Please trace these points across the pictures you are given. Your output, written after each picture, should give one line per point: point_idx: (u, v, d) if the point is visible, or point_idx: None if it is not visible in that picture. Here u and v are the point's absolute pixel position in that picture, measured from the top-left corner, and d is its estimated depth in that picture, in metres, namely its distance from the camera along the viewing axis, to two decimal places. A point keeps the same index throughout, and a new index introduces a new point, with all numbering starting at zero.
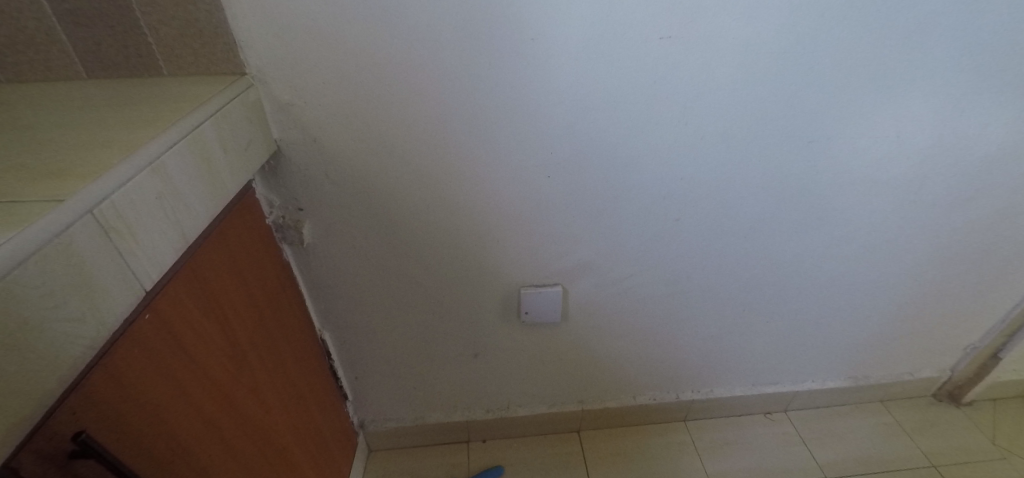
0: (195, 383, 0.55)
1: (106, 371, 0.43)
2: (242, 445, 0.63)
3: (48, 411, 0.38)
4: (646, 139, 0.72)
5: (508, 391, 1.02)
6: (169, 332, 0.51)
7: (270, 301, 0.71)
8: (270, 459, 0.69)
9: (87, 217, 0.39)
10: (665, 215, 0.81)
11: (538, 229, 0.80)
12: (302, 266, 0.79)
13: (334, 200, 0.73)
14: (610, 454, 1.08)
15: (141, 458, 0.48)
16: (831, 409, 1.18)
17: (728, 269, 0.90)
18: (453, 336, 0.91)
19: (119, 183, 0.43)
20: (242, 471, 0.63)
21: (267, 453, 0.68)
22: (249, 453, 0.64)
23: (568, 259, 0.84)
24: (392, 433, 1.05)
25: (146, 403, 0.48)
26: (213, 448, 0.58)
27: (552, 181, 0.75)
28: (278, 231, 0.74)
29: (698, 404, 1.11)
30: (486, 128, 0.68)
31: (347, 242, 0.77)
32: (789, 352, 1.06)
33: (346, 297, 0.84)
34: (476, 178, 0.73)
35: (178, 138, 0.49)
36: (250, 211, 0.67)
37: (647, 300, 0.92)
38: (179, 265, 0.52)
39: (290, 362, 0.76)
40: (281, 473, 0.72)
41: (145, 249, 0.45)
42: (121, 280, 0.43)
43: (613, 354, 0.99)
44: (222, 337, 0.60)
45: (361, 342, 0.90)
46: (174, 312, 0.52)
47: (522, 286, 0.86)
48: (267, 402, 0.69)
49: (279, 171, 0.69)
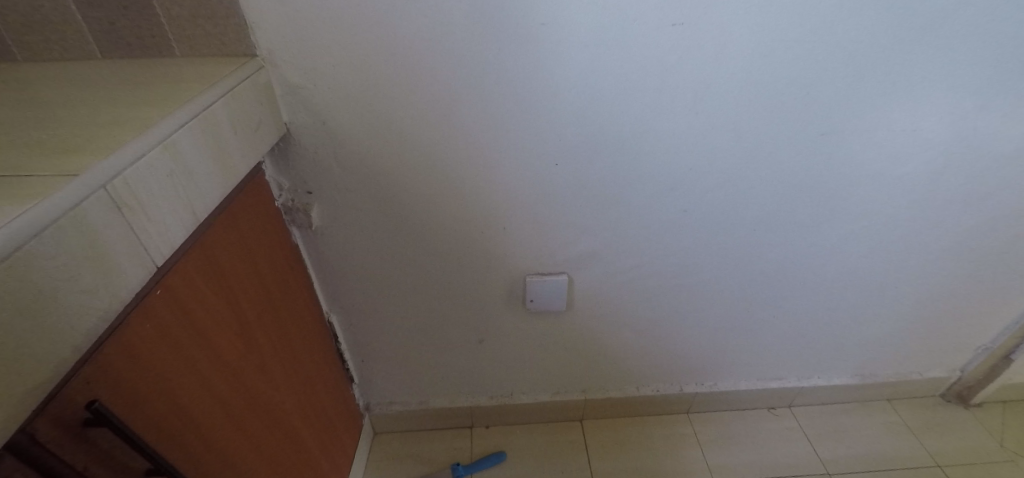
0: (205, 359, 0.56)
1: (119, 343, 0.45)
2: (250, 422, 0.64)
3: (63, 380, 0.40)
4: (656, 128, 0.72)
5: (512, 378, 1.03)
6: (180, 309, 0.52)
7: (279, 282, 0.72)
8: (278, 437, 0.71)
9: (101, 192, 0.40)
10: (672, 206, 0.80)
11: (545, 217, 0.80)
12: (310, 250, 0.80)
13: (343, 184, 0.73)
14: (612, 444, 1.08)
15: (153, 430, 0.49)
16: (836, 406, 1.17)
17: (735, 262, 0.89)
18: (458, 322, 0.92)
19: (132, 160, 0.43)
20: (251, 447, 0.64)
21: (275, 431, 0.70)
22: (257, 431, 0.66)
23: (575, 249, 0.85)
24: (396, 416, 1.06)
25: (158, 377, 0.49)
26: (223, 423, 0.59)
27: (560, 169, 0.75)
28: (287, 214, 0.75)
29: (701, 397, 1.11)
30: (495, 114, 0.68)
31: (355, 226, 0.78)
32: (795, 347, 1.06)
33: (353, 281, 0.85)
34: (484, 165, 0.73)
35: (189, 117, 0.50)
36: (259, 192, 0.68)
37: (653, 291, 0.92)
38: (190, 242, 0.53)
39: (298, 343, 0.77)
40: (289, 450, 0.74)
41: (156, 226, 0.46)
42: (133, 255, 0.44)
43: (617, 345, 1.00)
44: (232, 315, 0.61)
45: (367, 326, 0.91)
46: (186, 288, 0.53)
47: (528, 273, 0.87)
48: (275, 381, 0.70)
49: (289, 153, 0.70)
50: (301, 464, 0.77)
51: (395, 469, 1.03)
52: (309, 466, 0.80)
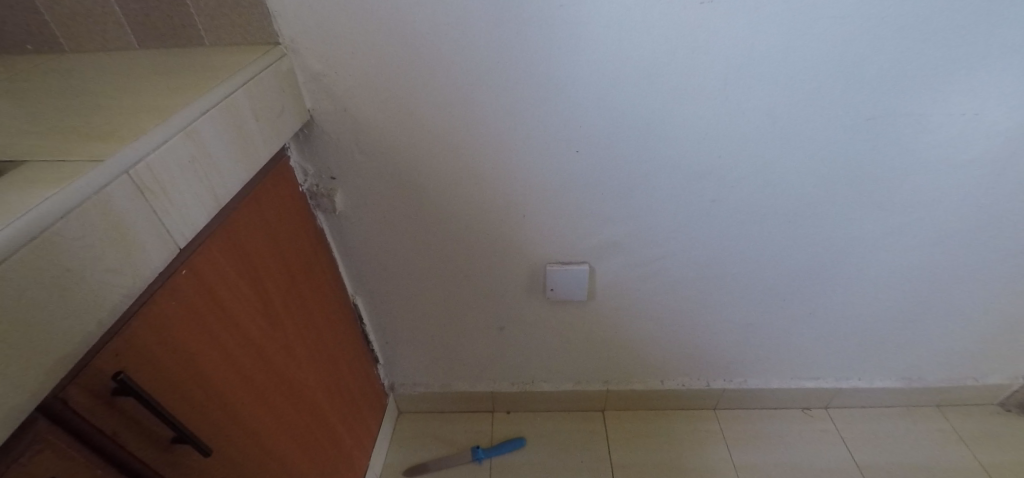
0: (228, 337, 0.59)
1: (145, 319, 0.48)
2: (274, 398, 0.67)
3: (93, 352, 0.43)
4: (682, 113, 0.69)
5: (532, 365, 1.03)
6: (205, 288, 0.55)
7: (303, 266, 0.75)
8: (302, 413, 0.73)
9: (124, 177, 0.43)
10: (699, 194, 0.77)
11: (566, 205, 0.79)
12: (335, 234, 0.83)
13: (365, 171, 0.75)
14: (633, 436, 1.06)
15: (179, 402, 0.52)
16: (878, 410, 1.10)
17: (767, 255, 0.85)
18: (479, 308, 0.92)
19: (153, 146, 0.45)
20: (274, 422, 0.67)
21: (298, 408, 0.73)
22: (281, 407, 0.68)
23: (597, 237, 0.83)
24: (420, 398, 1.08)
25: (182, 352, 0.52)
26: (247, 397, 0.62)
27: (581, 155, 0.73)
28: (312, 199, 0.77)
29: (730, 393, 1.07)
30: (515, 101, 0.68)
31: (377, 211, 0.79)
32: (833, 346, 1.00)
33: (378, 266, 0.86)
34: (505, 152, 0.72)
35: (211, 104, 0.52)
36: (284, 177, 0.70)
37: (678, 283, 0.89)
38: (214, 225, 0.56)
39: (322, 324, 0.80)
40: (313, 426, 0.77)
41: (178, 209, 0.48)
42: (153, 237, 0.46)
43: (641, 336, 0.98)
44: (256, 296, 0.64)
45: (390, 310, 0.93)
46: (210, 270, 0.55)
47: (549, 262, 0.86)
48: (299, 359, 0.73)
49: (313, 140, 0.72)
50: (325, 441, 0.80)
51: (417, 450, 1.05)
52: (333, 443, 0.83)
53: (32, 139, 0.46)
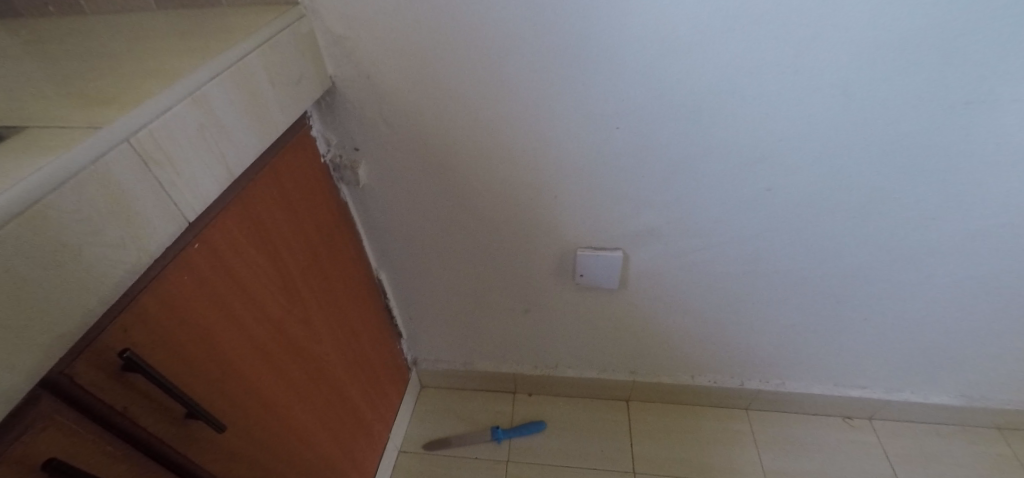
0: (245, 312, 0.56)
1: (156, 294, 0.45)
2: (293, 374, 0.65)
3: (98, 327, 0.40)
4: (739, 89, 0.60)
5: (557, 350, 0.97)
6: (219, 262, 0.52)
7: (325, 240, 0.72)
8: (322, 389, 0.71)
9: (124, 145, 0.40)
10: (751, 182, 0.70)
11: (600, 186, 0.73)
12: (359, 207, 0.79)
13: (389, 142, 0.70)
14: (658, 430, 1.01)
15: (191, 379, 0.50)
16: (930, 426, 1.01)
17: (821, 253, 0.77)
18: (504, 289, 0.88)
19: (156, 113, 0.43)
20: (294, 398, 0.65)
21: (319, 383, 0.71)
22: (302, 383, 0.66)
23: (632, 222, 0.77)
24: (442, 375, 1.04)
25: (195, 328, 0.50)
26: (264, 374, 0.60)
27: (621, 133, 0.66)
28: (335, 171, 0.74)
29: (765, 395, 1.01)
30: (549, 69, 0.61)
31: (402, 185, 0.75)
32: (884, 354, 0.92)
33: (402, 241, 0.83)
34: (537, 126, 0.66)
35: (221, 68, 0.48)
36: (305, 147, 0.66)
37: (718, 276, 0.83)
38: (229, 197, 0.53)
39: (344, 299, 0.77)
40: (334, 402, 0.75)
41: (185, 180, 0.46)
42: (159, 210, 0.44)
43: (673, 329, 0.92)
44: (274, 271, 0.61)
45: (414, 287, 0.90)
46: (225, 244, 0.52)
47: (579, 246, 0.81)
48: (320, 335, 0.71)
49: (335, 108, 0.67)
50: (347, 416, 0.78)
51: (436, 424, 1.02)
52: (355, 417, 0.81)
53: (37, 103, 0.44)
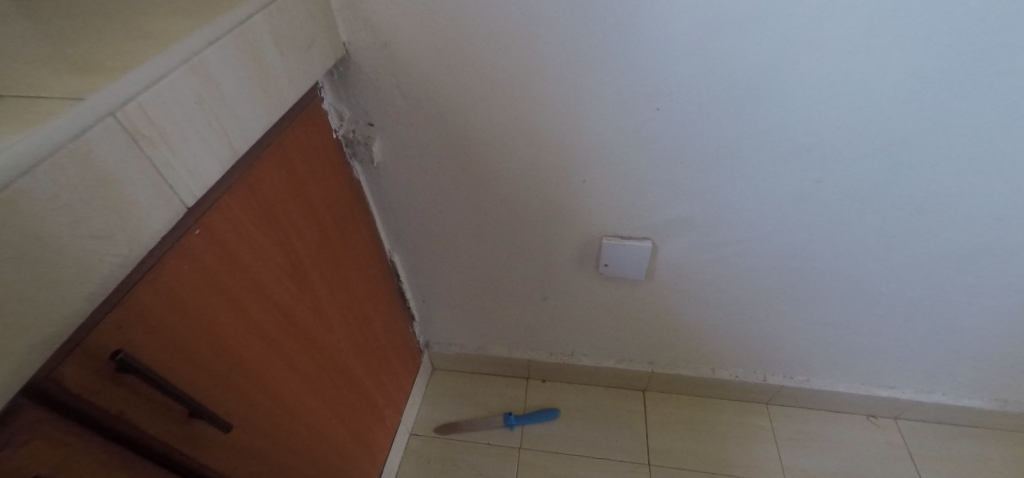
0: (253, 302, 0.51)
1: (154, 287, 0.40)
2: (304, 363, 0.60)
3: (87, 327, 0.35)
4: (799, 70, 0.54)
5: (575, 338, 0.94)
6: (224, 248, 0.46)
7: (335, 220, 0.66)
8: (332, 376, 0.67)
9: (109, 119, 0.33)
10: (801, 175, 0.64)
11: (634, 174, 0.67)
12: (372, 186, 0.74)
13: (407, 118, 0.64)
14: (675, 421, 0.99)
15: (196, 376, 0.45)
16: (957, 428, 0.98)
17: (867, 251, 0.72)
18: (523, 276, 0.84)
19: (146, 81, 0.36)
20: (304, 388, 0.61)
21: (329, 371, 0.67)
22: (312, 372, 0.62)
23: (665, 212, 0.71)
24: (454, 358, 1.01)
25: (198, 322, 0.44)
26: (274, 365, 0.55)
27: (662, 116, 0.60)
28: (348, 146, 0.68)
29: (788, 391, 0.97)
30: (587, 40, 0.54)
31: (419, 164, 0.70)
32: (918, 355, 0.88)
33: (418, 223, 0.78)
34: (568, 106, 0.60)
35: (222, 33, 0.42)
36: (316, 121, 0.60)
37: (751, 271, 0.78)
38: (234, 175, 0.47)
39: (354, 281, 0.72)
40: (345, 389, 0.71)
41: (182, 160, 0.39)
42: (156, 198, 0.37)
43: (697, 322, 0.88)
44: (283, 255, 0.55)
45: (429, 270, 0.86)
46: (229, 228, 0.47)
47: (605, 235, 0.75)
48: (331, 320, 0.66)
49: (348, 79, 0.61)
50: (358, 403, 0.75)
51: (448, 408, 1.00)
52: (367, 404, 0.78)
53: (11, 70, 0.38)
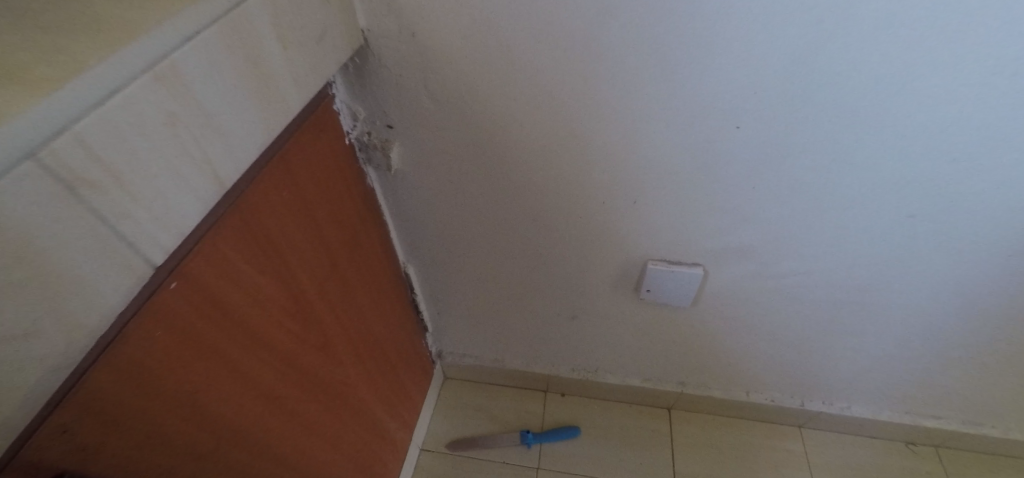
0: (246, 357, 0.40)
1: (114, 370, 0.29)
2: (308, 412, 0.51)
3: (12, 446, 0.24)
4: (924, 89, 0.44)
5: (602, 357, 0.86)
6: (209, 300, 0.36)
7: (344, 239, 0.55)
8: (340, 417, 0.58)
9: (27, 164, 0.21)
10: (891, 208, 0.55)
11: (694, 197, 0.57)
12: (387, 195, 0.64)
13: (434, 121, 0.54)
14: (702, 443, 0.93)
15: (172, 464, 0.35)
16: (995, 458, 0.93)
17: (946, 287, 0.64)
18: (553, 295, 0.75)
19: (92, 102, 0.24)
20: (308, 440, 0.51)
21: (338, 412, 0.57)
22: (318, 419, 0.52)
23: (723, 239, 0.62)
24: (468, 369, 0.94)
25: (176, 398, 0.34)
26: (274, 424, 0.45)
27: (740, 135, 0.50)
28: (361, 151, 0.58)
29: (823, 416, 0.91)
30: (666, 43, 0.44)
31: (445, 173, 0.59)
32: (973, 389, 0.81)
33: (438, 235, 0.68)
34: (631, 118, 0.50)
35: (206, 21, 0.30)
36: (329, 126, 0.50)
37: (809, 302, 0.70)
38: (223, 206, 0.36)
39: (366, 305, 0.62)
40: (353, 427, 0.61)
41: (150, 208, 0.27)
42: (119, 269, 0.26)
43: (739, 347, 0.80)
44: (285, 293, 0.44)
45: (446, 283, 0.77)
46: (216, 272, 0.36)
47: (650, 259, 0.66)
48: (340, 356, 0.56)
49: (366, 74, 0.50)
50: (366, 438, 0.66)
51: (460, 422, 0.93)
52: (376, 436, 0.69)
53: None
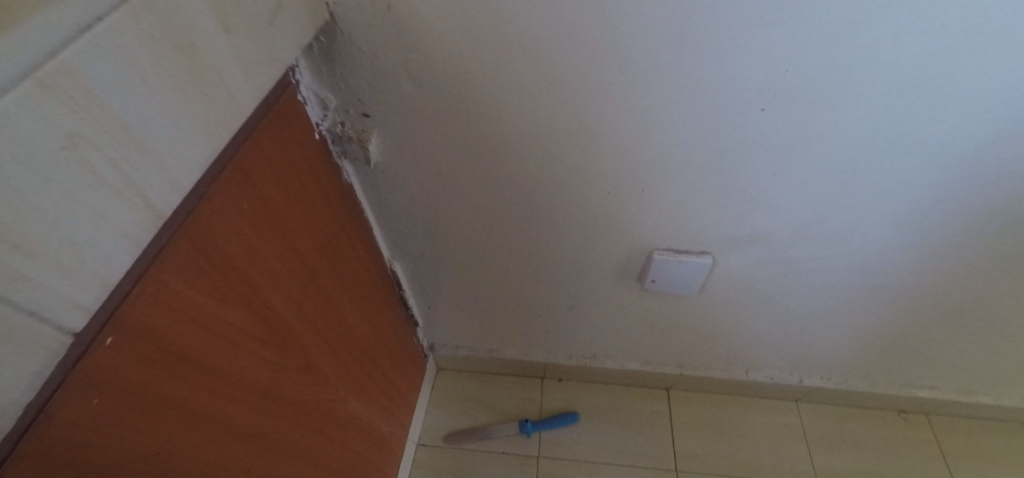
0: (217, 401, 0.35)
1: (35, 461, 0.23)
2: (295, 440, 0.45)
3: None
4: (978, 63, 0.39)
5: (601, 343, 0.83)
6: (161, 348, 0.29)
7: (326, 245, 0.48)
8: (331, 436, 0.53)
9: None
10: (919, 191, 0.50)
11: (708, 185, 0.52)
12: (367, 189, 0.57)
13: (417, 108, 0.47)
14: (701, 423, 0.91)
15: None
16: (989, 424, 0.93)
17: (965, 268, 0.61)
18: (550, 286, 0.70)
19: None
20: (297, 469, 0.46)
21: (328, 432, 0.52)
22: (306, 445, 0.47)
23: (735, 227, 0.57)
24: (461, 359, 0.90)
25: (127, 469, 0.28)
26: (256, 463, 0.40)
27: (765, 119, 0.44)
28: (335, 143, 0.51)
29: (822, 391, 0.90)
30: (687, 14, 0.37)
31: (431, 164, 0.53)
32: (974, 362, 0.80)
33: (426, 229, 0.62)
34: (641, 100, 0.44)
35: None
36: (297, 120, 0.42)
37: (820, 287, 0.66)
38: (168, 234, 0.29)
39: (353, 313, 0.56)
40: (346, 442, 0.57)
41: (57, 265, 0.21)
42: (17, 348, 0.20)
43: (742, 331, 0.77)
44: (259, 320, 0.38)
45: (436, 277, 0.71)
46: (166, 315, 0.29)
47: (655, 249, 0.62)
48: (327, 373, 0.50)
49: (335, 56, 0.43)
50: (361, 449, 0.61)
51: (455, 414, 0.90)
52: (370, 445, 0.64)
53: None
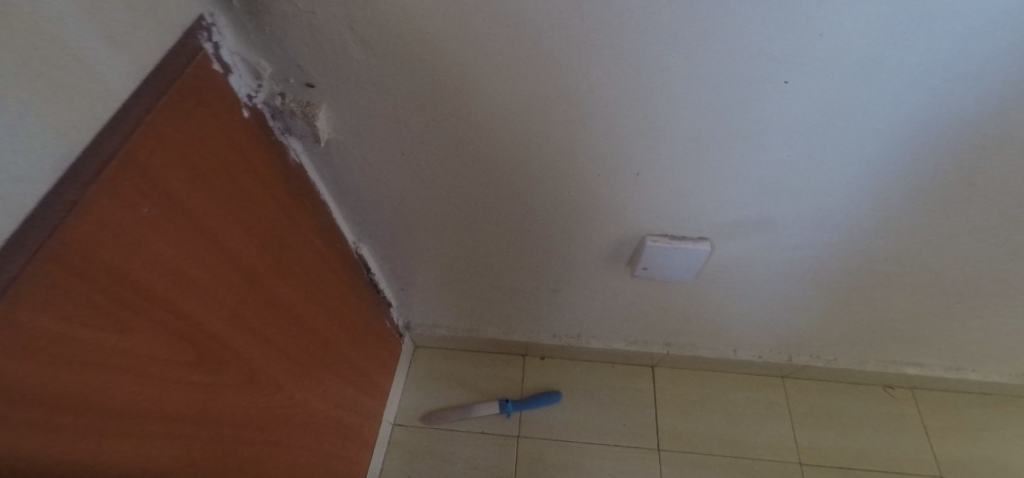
0: (128, 443, 0.29)
1: None
2: (243, 460, 0.41)
3: None
4: None
5: (585, 324, 0.78)
6: (33, 403, 0.24)
7: (270, 241, 0.41)
8: (288, 444, 0.48)
9: None
10: (947, 179, 0.45)
11: (710, 169, 0.46)
12: (323, 167, 0.50)
13: (371, 77, 0.39)
14: (686, 400, 0.89)
15: None
16: (974, 399, 0.92)
17: (978, 255, 0.56)
18: (532, 269, 0.65)
19: None
20: None
21: (284, 442, 0.47)
22: (257, 461, 0.43)
23: (736, 213, 0.51)
24: (439, 338, 0.86)
25: None
26: None
27: (782, 98, 0.38)
28: (276, 120, 0.43)
29: (810, 369, 0.88)
30: None
31: (393, 141, 0.45)
32: (968, 342, 0.78)
33: (393, 210, 0.56)
34: (639, 73, 0.36)
35: None
36: (222, 96, 0.35)
37: (822, 273, 0.61)
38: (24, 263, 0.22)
39: (310, 309, 0.50)
40: (307, 446, 0.52)
41: None
42: None
43: (733, 313, 0.73)
44: (180, 341, 0.32)
45: (407, 259, 0.65)
46: (34, 361, 0.23)
47: (648, 234, 0.56)
48: (279, 381, 0.45)
49: (263, 14, 0.35)
50: (325, 448, 0.57)
51: (433, 393, 0.86)
52: (336, 441, 0.60)
53: None
